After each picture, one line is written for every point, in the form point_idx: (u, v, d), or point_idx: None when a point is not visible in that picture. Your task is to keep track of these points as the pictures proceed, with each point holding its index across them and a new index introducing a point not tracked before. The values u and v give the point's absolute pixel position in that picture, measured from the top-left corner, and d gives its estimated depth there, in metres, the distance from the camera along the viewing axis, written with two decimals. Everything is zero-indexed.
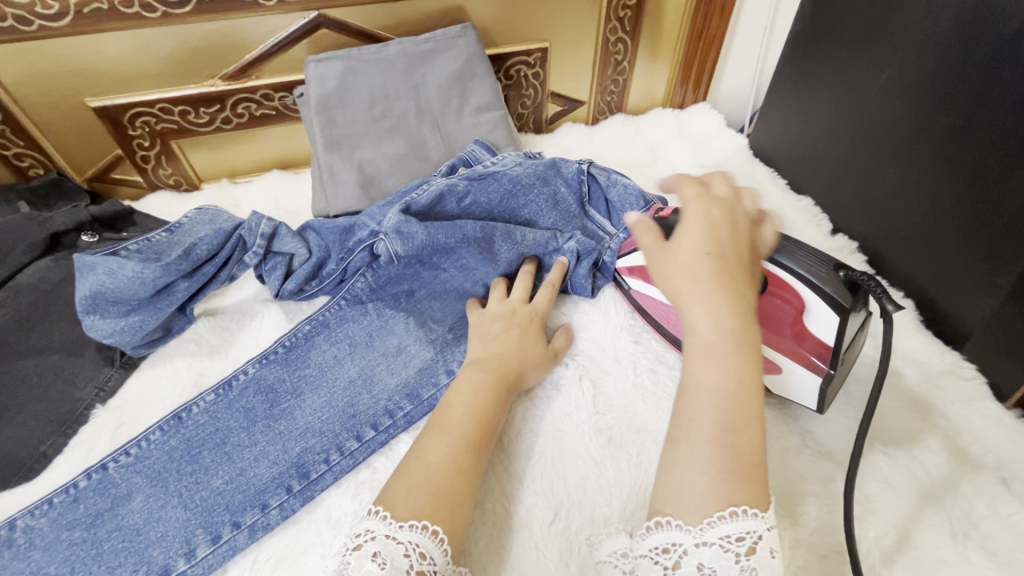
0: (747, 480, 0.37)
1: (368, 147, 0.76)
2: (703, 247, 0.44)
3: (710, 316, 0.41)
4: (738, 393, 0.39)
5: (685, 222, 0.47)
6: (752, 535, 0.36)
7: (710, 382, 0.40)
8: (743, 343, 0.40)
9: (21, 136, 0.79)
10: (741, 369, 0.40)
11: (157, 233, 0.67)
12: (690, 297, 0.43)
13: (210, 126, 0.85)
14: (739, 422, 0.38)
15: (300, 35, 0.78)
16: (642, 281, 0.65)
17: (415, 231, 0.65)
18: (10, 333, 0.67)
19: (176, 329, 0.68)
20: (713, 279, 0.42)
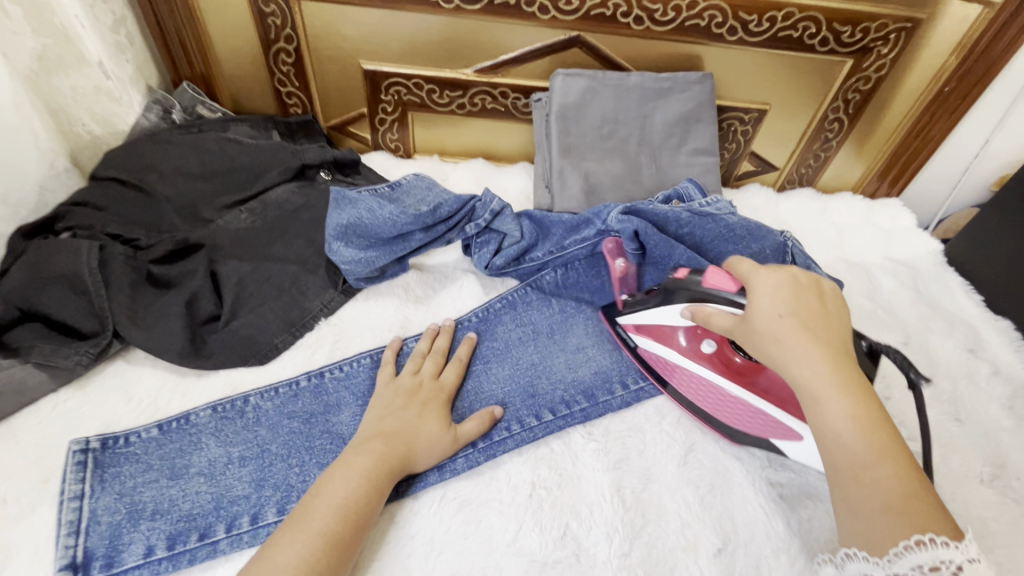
0: (917, 504, 0.40)
1: (590, 161, 0.82)
2: (781, 309, 0.50)
3: (804, 374, 0.47)
4: (870, 431, 0.43)
5: (772, 278, 0.52)
6: (950, 564, 0.36)
7: (837, 429, 0.44)
8: (852, 393, 0.45)
9: (298, 78, 0.92)
10: (858, 415, 0.44)
11: (381, 187, 0.74)
12: (781, 356, 0.48)
13: (446, 107, 0.95)
14: (874, 457, 0.42)
15: (555, 49, 0.86)
16: (652, 342, 0.66)
17: (650, 236, 0.68)
18: (259, 237, 0.78)
19: (389, 274, 0.75)
20: (798, 329, 0.48)
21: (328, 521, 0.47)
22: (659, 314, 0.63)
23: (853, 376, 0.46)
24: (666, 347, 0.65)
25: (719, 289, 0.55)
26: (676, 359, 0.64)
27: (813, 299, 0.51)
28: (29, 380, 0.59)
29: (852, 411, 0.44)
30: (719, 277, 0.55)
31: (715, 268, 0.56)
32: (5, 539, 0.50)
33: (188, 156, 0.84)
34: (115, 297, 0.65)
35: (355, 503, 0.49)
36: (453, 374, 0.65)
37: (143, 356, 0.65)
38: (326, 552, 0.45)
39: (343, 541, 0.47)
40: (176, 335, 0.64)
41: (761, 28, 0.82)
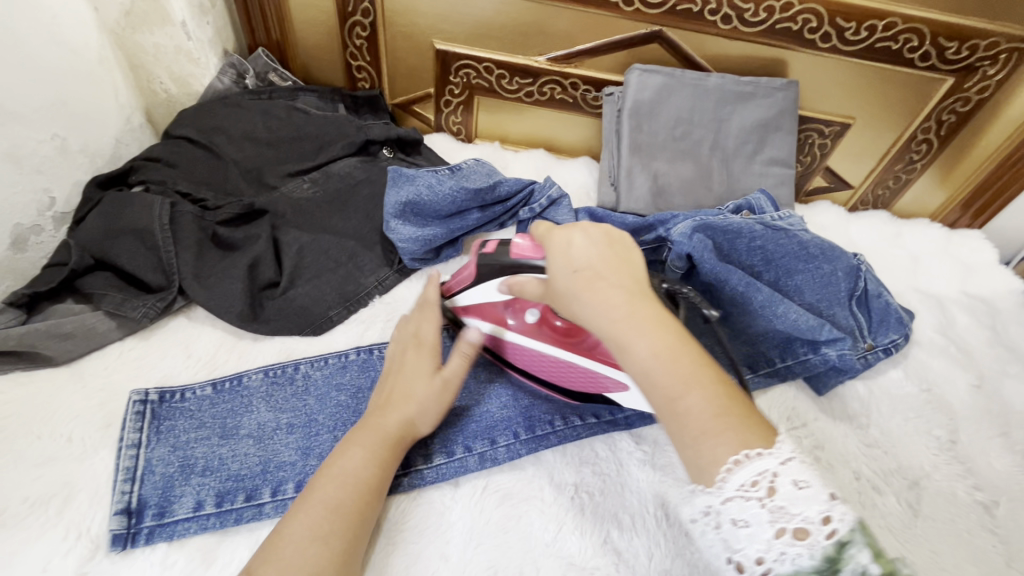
0: (725, 420, 0.38)
1: (659, 162, 0.79)
2: (576, 263, 0.46)
3: (603, 320, 0.43)
4: (675, 359, 0.41)
5: (573, 229, 0.48)
6: (768, 473, 0.35)
7: (643, 367, 0.41)
8: (651, 324, 0.42)
9: (370, 53, 0.92)
10: (666, 346, 0.41)
11: (442, 169, 0.73)
12: (580, 307, 0.45)
13: (513, 94, 0.93)
14: (681, 386, 0.40)
15: (633, 43, 0.84)
16: (479, 321, 0.62)
17: (704, 260, 0.64)
18: (319, 208, 0.78)
19: (444, 256, 0.74)
20: (589, 279, 0.44)
21: (334, 492, 0.46)
22: (479, 293, 0.59)
23: (651, 309, 0.43)
24: (491, 324, 0.61)
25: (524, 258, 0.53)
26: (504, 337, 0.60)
27: (619, 248, 0.47)
28: (99, 327, 0.61)
29: (659, 345, 0.41)
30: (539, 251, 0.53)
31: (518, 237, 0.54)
32: (67, 477, 0.52)
33: (257, 122, 0.86)
34: (179, 253, 0.67)
35: (364, 479, 0.48)
36: (431, 328, 0.59)
37: (204, 315, 0.67)
38: (328, 517, 0.45)
39: (350, 507, 0.46)
40: (236, 296, 0.65)
41: (858, 36, 0.77)
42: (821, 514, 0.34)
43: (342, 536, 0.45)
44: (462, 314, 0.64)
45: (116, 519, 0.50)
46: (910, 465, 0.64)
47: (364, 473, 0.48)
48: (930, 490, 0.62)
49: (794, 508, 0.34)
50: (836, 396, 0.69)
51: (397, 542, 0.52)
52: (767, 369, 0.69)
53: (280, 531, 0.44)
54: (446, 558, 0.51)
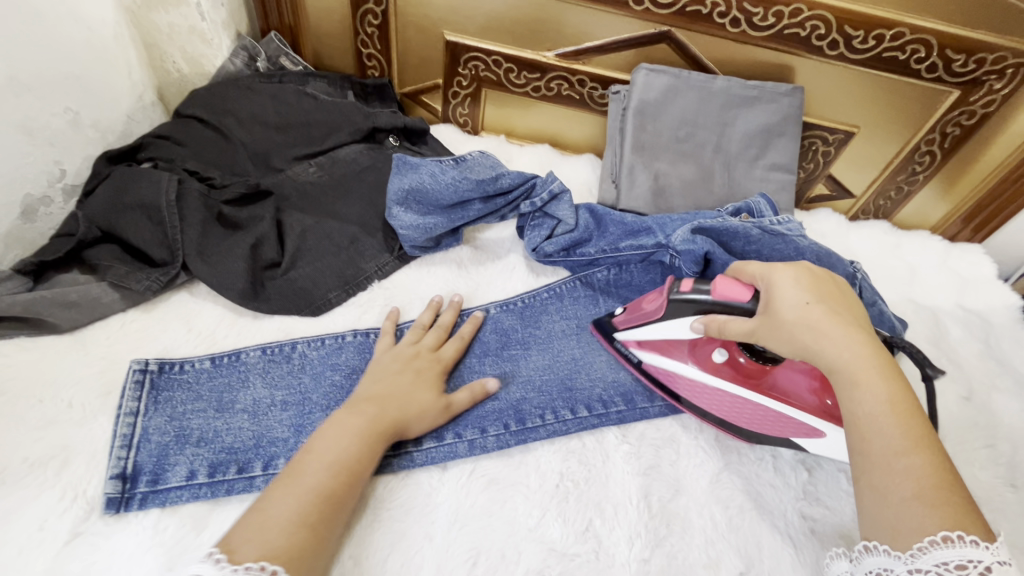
0: (949, 495, 0.38)
1: (662, 161, 0.80)
2: (806, 296, 0.48)
3: (843, 360, 0.44)
4: (905, 415, 0.42)
5: (795, 269, 0.51)
6: (978, 564, 0.35)
7: (868, 412, 0.42)
8: (885, 374, 0.43)
9: (381, 42, 0.93)
10: (898, 399, 0.42)
11: (446, 160, 0.74)
12: (812, 339, 0.46)
13: (520, 88, 0.94)
14: (906, 445, 0.40)
15: (642, 42, 0.84)
16: (657, 356, 0.64)
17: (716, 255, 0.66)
18: (323, 193, 0.79)
19: (444, 245, 0.76)
20: (830, 314, 0.47)
21: (318, 476, 0.47)
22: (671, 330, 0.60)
23: (891, 363, 0.45)
24: (676, 361, 0.62)
25: (733, 299, 0.53)
26: (686, 374, 0.62)
27: (831, 284, 0.50)
28: (103, 297, 0.62)
29: (889, 397, 0.42)
30: (732, 286, 0.53)
31: (724, 279, 0.54)
32: (66, 440, 0.53)
33: (266, 105, 0.87)
34: (185, 230, 0.68)
35: (349, 462, 0.49)
36: (450, 312, 0.69)
37: (206, 291, 0.68)
38: (316, 504, 0.45)
39: (332, 494, 0.46)
40: (238, 274, 0.66)
41: (866, 45, 0.77)
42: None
43: (322, 520, 0.45)
44: (635, 348, 0.65)
45: (111, 483, 0.51)
46: None
47: (354, 460, 0.49)
48: None
49: None
50: None
51: (382, 519, 0.53)
52: None
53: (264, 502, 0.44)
54: (430, 538, 0.52)
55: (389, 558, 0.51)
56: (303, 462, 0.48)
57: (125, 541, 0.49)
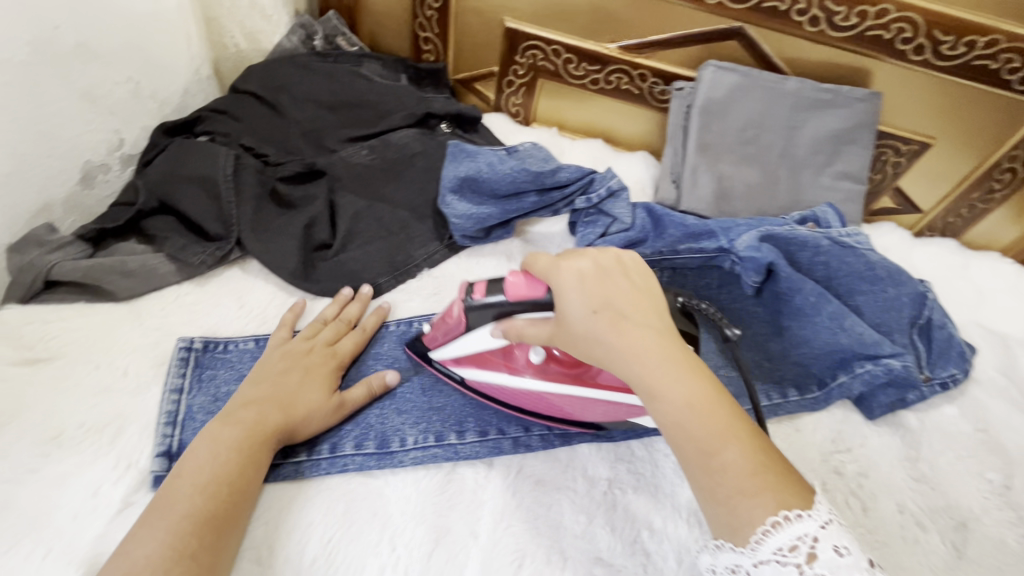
0: (763, 478, 0.39)
1: (726, 163, 0.76)
2: (594, 303, 0.45)
3: (637, 369, 0.43)
4: (712, 408, 0.41)
5: (577, 270, 0.47)
6: (807, 539, 0.36)
7: (676, 418, 0.41)
8: (680, 371, 0.42)
9: (439, 26, 0.91)
10: (689, 386, 0.42)
11: (498, 150, 0.72)
12: (602, 351, 0.44)
13: (578, 80, 0.91)
14: (719, 439, 0.40)
15: (712, 38, 0.81)
16: (476, 369, 0.58)
17: (782, 267, 0.64)
18: (375, 177, 0.78)
19: (494, 237, 0.74)
20: (614, 323, 0.44)
21: (192, 499, 0.45)
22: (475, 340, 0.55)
23: (680, 351, 0.44)
24: (497, 372, 0.57)
25: (525, 293, 0.49)
26: (509, 382, 0.57)
27: (607, 266, 0.48)
28: (159, 269, 0.62)
29: (690, 392, 0.41)
30: (531, 286, 0.49)
31: (513, 275, 0.50)
32: (121, 409, 0.53)
33: (321, 84, 0.87)
34: (239, 206, 0.68)
35: (225, 479, 0.47)
36: (354, 307, 0.64)
37: (257, 269, 0.67)
38: (193, 531, 0.43)
39: (213, 516, 0.45)
40: (291, 254, 0.66)
41: (955, 52, 0.73)
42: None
43: (206, 549, 0.43)
44: (454, 365, 0.59)
45: (158, 460, 0.50)
46: (956, 505, 0.61)
47: (232, 475, 0.47)
48: (977, 534, 0.59)
49: None
50: (886, 425, 0.66)
51: (426, 514, 0.52)
52: (815, 391, 0.67)
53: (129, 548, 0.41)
54: (476, 536, 0.51)
55: (432, 554, 0.49)
56: (175, 488, 0.46)
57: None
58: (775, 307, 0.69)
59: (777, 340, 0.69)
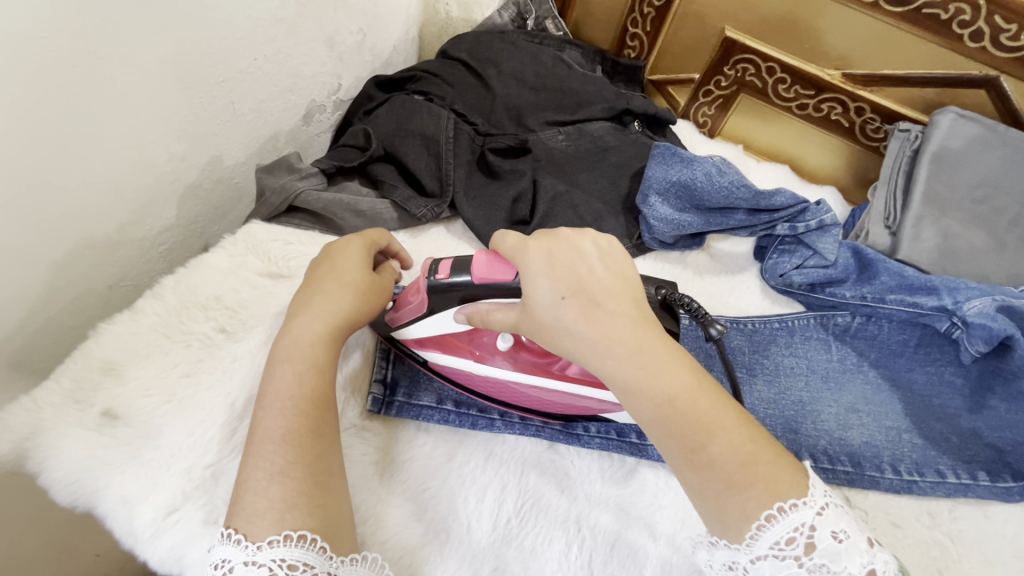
0: (755, 469, 0.37)
1: (953, 219, 0.70)
2: (562, 289, 0.43)
3: (605, 362, 0.42)
4: (687, 400, 0.40)
5: (540, 250, 0.45)
6: (804, 528, 0.36)
7: (654, 411, 0.40)
8: (653, 356, 0.41)
9: (653, 24, 0.92)
10: (663, 375, 0.40)
11: (708, 161, 0.72)
12: (571, 343, 0.43)
13: (783, 103, 0.88)
14: (704, 430, 0.39)
15: (956, 83, 0.75)
16: (438, 354, 0.55)
17: (1019, 342, 0.60)
18: (571, 163, 0.79)
19: (682, 245, 0.74)
20: (582, 312, 0.42)
21: (275, 420, 0.44)
22: (438, 325, 0.53)
23: (650, 337, 0.42)
24: (462, 359, 0.54)
25: (493, 280, 0.47)
26: (471, 367, 0.54)
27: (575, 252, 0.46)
28: (384, 215, 0.68)
29: (669, 385, 0.40)
30: (497, 267, 0.47)
31: (484, 257, 0.47)
32: None
33: (526, 63, 0.88)
34: (456, 168, 0.72)
35: (303, 397, 0.46)
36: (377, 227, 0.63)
37: (460, 230, 0.72)
38: (279, 448, 0.43)
39: (302, 429, 0.44)
40: (499, 224, 0.70)
41: None
42: (862, 567, 0.35)
43: (303, 463, 0.43)
44: (414, 346, 0.56)
45: (376, 386, 0.56)
46: None
47: (306, 390, 0.46)
48: None
49: (835, 565, 0.35)
50: None
51: (609, 504, 0.53)
52: (1009, 481, 0.60)
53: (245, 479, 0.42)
54: (655, 536, 0.51)
55: (614, 544, 0.50)
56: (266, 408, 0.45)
57: (393, 442, 0.54)
58: (982, 381, 0.64)
59: (970, 417, 0.64)
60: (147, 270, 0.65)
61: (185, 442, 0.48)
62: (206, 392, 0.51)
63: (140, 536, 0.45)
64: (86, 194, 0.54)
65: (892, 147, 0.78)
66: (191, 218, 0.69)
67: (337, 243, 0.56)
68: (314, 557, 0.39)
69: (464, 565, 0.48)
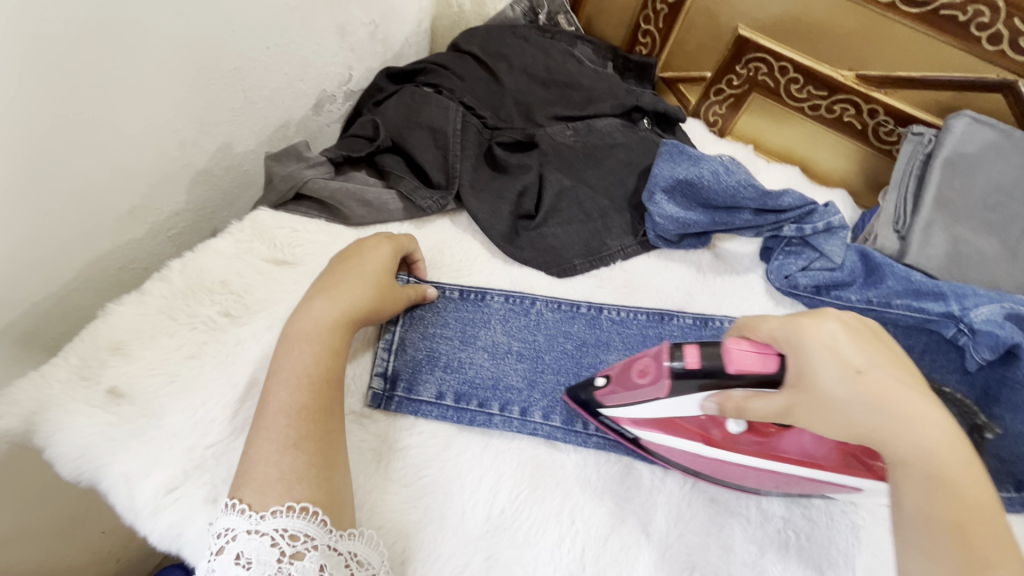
0: None
1: (964, 225, 0.69)
2: (855, 362, 0.42)
3: (888, 435, 0.42)
4: (963, 508, 0.40)
5: (839, 327, 0.44)
6: None
7: (927, 502, 0.40)
8: (936, 441, 0.41)
9: (666, 21, 0.92)
10: (951, 478, 0.40)
11: (717, 161, 0.71)
12: (864, 418, 0.42)
13: (796, 103, 0.87)
14: (971, 539, 0.39)
15: (973, 87, 0.74)
16: (660, 434, 0.52)
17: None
18: (578, 159, 0.79)
19: (686, 244, 0.73)
20: (878, 393, 0.42)
21: (288, 396, 0.46)
22: (670, 408, 0.49)
23: (955, 451, 0.41)
24: (691, 443, 0.51)
25: (747, 368, 0.45)
26: (696, 450, 0.51)
27: (876, 340, 0.45)
28: (390, 205, 0.68)
29: (956, 492, 0.40)
30: (761, 360, 0.45)
31: (738, 347, 0.45)
32: None
33: (537, 57, 0.88)
34: (462, 160, 0.72)
35: (318, 376, 0.47)
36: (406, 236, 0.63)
37: (465, 223, 0.72)
38: (289, 423, 0.44)
39: (314, 409, 0.46)
40: (503, 217, 0.70)
41: None
42: None
43: (315, 439, 0.44)
44: (625, 422, 0.53)
45: (377, 379, 0.56)
46: None
47: (319, 369, 0.48)
48: None
49: None
50: None
51: (605, 498, 0.53)
52: (1011, 491, 0.59)
53: (251, 453, 0.43)
54: (648, 533, 0.51)
55: (608, 539, 0.50)
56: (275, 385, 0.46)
57: (392, 429, 0.54)
58: (986, 390, 0.63)
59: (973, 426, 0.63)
60: (156, 253, 0.66)
61: (187, 422, 0.49)
62: (209, 374, 0.52)
63: (140, 512, 0.46)
64: (102, 175, 0.56)
65: (907, 151, 0.77)
66: (201, 203, 0.69)
67: (367, 242, 0.58)
68: (315, 529, 0.40)
69: (457, 553, 0.48)
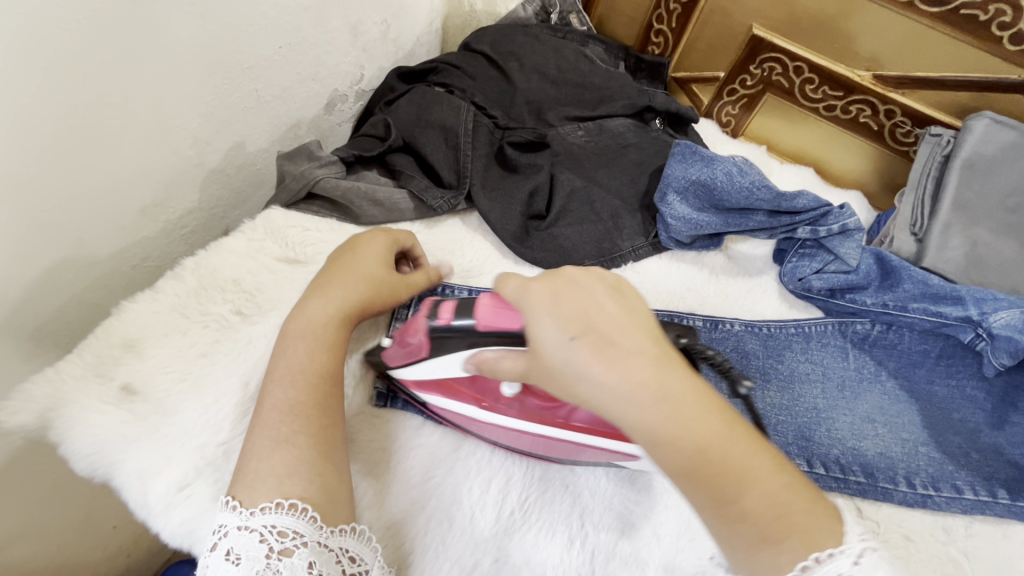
0: (790, 522, 0.36)
1: (982, 227, 0.68)
2: (571, 327, 0.40)
3: (617, 406, 0.38)
4: (706, 454, 0.37)
5: (560, 288, 0.42)
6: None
7: (676, 454, 0.37)
8: (662, 391, 0.38)
9: (679, 20, 0.91)
10: (687, 420, 0.37)
11: (730, 162, 0.70)
12: (573, 378, 0.39)
13: (810, 104, 0.86)
14: (732, 472, 0.37)
15: (994, 87, 0.72)
16: (439, 397, 0.53)
17: None
18: (589, 159, 0.78)
19: (698, 246, 0.73)
20: (598, 354, 0.39)
21: (283, 394, 0.46)
22: (437, 369, 0.51)
23: (682, 388, 0.38)
24: (466, 405, 0.52)
25: (500, 326, 0.45)
26: (476, 414, 0.52)
27: (592, 286, 0.43)
28: (401, 204, 0.68)
29: (705, 432, 0.37)
30: (503, 312, 0.45)
31: (486, 304, 0.46)
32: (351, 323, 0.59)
33: (549, 57, 0.87)
34: (473, 160, 0.72)
35: (311, 371, 0.47)
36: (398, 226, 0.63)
37: (476, 223, 0.72)
38: (292, 422, 0.44)
39: (309, 403, 0.46)
40: (514, 218, 0.70)
41: None
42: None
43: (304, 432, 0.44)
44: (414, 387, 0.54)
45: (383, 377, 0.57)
46: None
47: (308, 365, 0.48)
48: None
49: None
50: None
51: (615, 502, 0.52)
52: None
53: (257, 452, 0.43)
54: (658, 537, 0.51)
55: (617, 543, 0.50)
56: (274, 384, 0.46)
57: (400, 429, 0.54)
58: (1004, 397, 0.63)
59: (991, 433, 0.62)
60: (169, 253, 0.67)
61: (198, 420, 0.49)
62: (221, 371, 0.52)
63: (152, 509, 0.47)
64: (118, 175, 0.56)
65: (925, 150, 0.75)
66: (214, 202, 0.70)
67: (359, 237, 0.58)
68: (304, 525, 0.40)
69: (464, 554, 0.48)
